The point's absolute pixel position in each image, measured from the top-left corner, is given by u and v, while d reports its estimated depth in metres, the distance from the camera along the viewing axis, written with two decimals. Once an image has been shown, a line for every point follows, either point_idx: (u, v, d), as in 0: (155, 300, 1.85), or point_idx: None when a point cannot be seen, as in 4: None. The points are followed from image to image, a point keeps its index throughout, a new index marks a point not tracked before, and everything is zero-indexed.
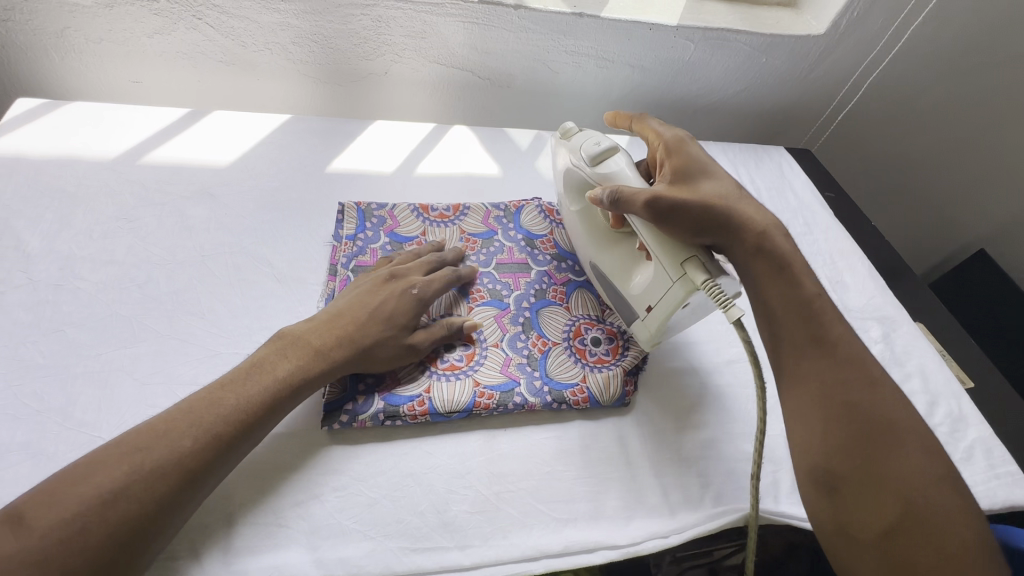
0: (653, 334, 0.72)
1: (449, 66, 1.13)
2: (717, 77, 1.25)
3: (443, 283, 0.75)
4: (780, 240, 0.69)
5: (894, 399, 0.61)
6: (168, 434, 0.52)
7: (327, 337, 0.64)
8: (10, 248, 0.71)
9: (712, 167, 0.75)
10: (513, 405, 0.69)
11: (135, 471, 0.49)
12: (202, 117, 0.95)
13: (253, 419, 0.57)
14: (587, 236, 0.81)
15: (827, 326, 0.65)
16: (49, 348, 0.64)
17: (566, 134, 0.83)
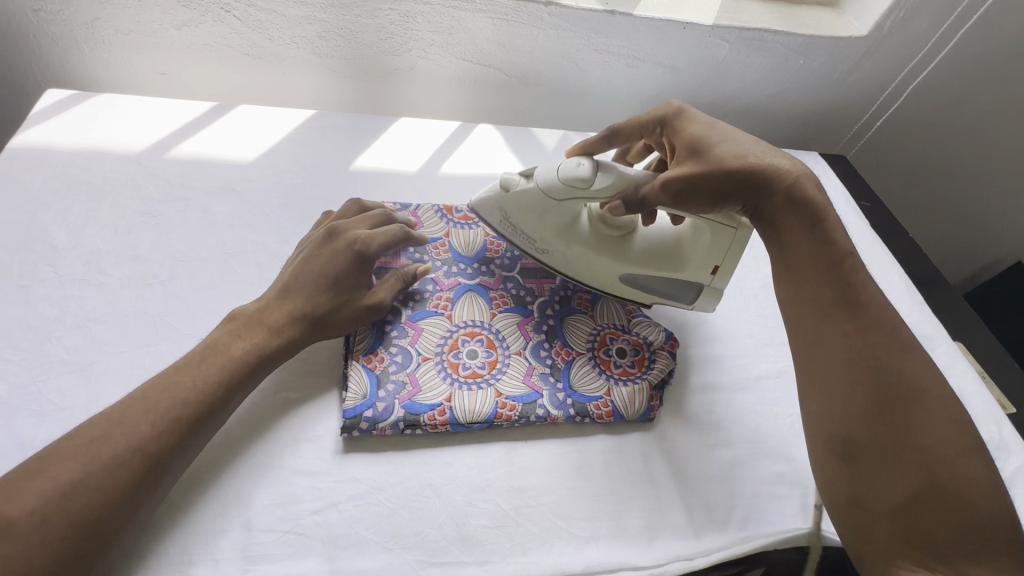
0: (719, 292, 0.79)
1: (476, 63, 1.10)
2: (750, 78, 1.21)
3: (386, 235, 0.73)
4: (811, 195, 0.65)
5: (923, 366, 0.59)
6: (124, 422, 0.54)
7: (278, 310, 0.66)
8: (36, 240, 0.71)
9: (720, 125, 0.72)
10: (536, 417, 0.68)
11: (97, 459, 0.51)
12: (227, 112, 0.94)
13: (213, 400, 0.58)
14: (597, 261, 0.77)
15: (858, 288, 0.61)
16: (72, 344, 0.64)
17: (513, 186, 0.77)
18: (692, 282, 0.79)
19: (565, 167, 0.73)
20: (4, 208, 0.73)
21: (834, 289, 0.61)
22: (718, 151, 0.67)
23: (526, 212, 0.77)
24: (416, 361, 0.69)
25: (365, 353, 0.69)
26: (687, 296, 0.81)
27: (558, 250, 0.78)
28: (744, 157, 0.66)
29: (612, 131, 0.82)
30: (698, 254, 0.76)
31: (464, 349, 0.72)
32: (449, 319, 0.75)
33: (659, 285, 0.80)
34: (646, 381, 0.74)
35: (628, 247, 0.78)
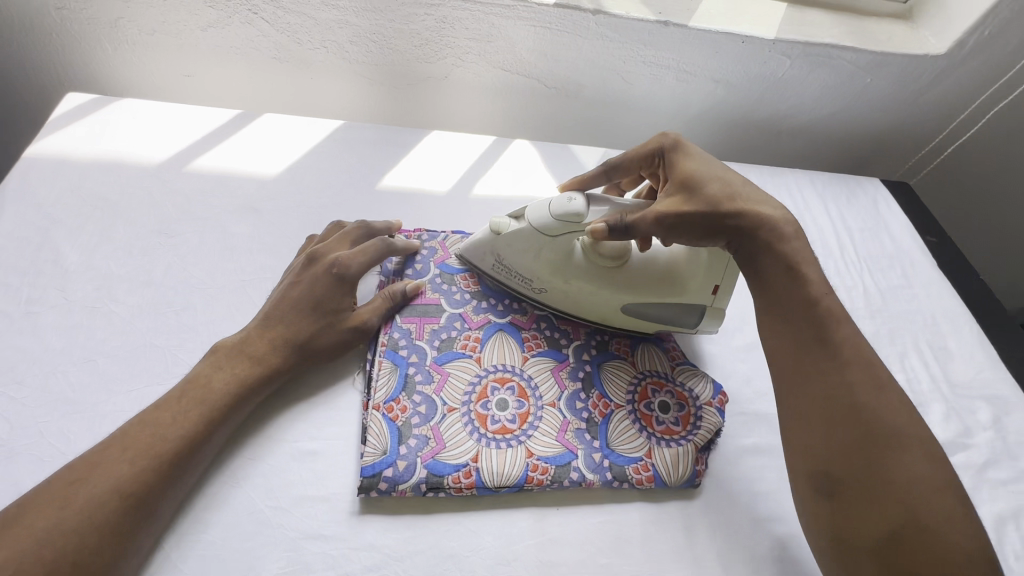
0: (720, 311, 0.75)
1: (514, 73, 1.03)
2: (810, 97, 1.11)
3: (369, 253, 0.70)
4: (790, 231, 0.64)
5: (904, 406, 0.56)
6: (104, 464, 0.50)
7: (258, 341, 0.63)
8: (47, 261, 0.67)
9: (714, 161, 0.69)
10: (569, 482, 0.62)
11: (75, 502, 0.47)
12: (251, 121, 0.89)
13: (198, 431, 0.55)
14: (598, 295, 0.72)
15: (834, 324, 0.60)
16: (78, 380, 0.60)
17: (504, 228, 0.72)
18: (694, 304, 0.74)
19: (556, 202, 0.69)
20: (17, 223, 0.70)
21: (810, 324, 0.60)
22: (709, 189, 0.65)
23: (519, 253, 0.72)
24: (441, 412, 0.63)
25: (386, 401, 0.63)
26: (689, 321, 0.76)
27: (556, 287, 0.73)
28: (733, 198, 0.64)
29: (609, 164, 0.78)
30: (697, 274, 0.73)
31: (493, 399, 0.66)
32: (478, 362, 0.68)
33: (662, 314, 0.74)
34: (691, 442, 0.67)
35: (630, 275, 0.72)
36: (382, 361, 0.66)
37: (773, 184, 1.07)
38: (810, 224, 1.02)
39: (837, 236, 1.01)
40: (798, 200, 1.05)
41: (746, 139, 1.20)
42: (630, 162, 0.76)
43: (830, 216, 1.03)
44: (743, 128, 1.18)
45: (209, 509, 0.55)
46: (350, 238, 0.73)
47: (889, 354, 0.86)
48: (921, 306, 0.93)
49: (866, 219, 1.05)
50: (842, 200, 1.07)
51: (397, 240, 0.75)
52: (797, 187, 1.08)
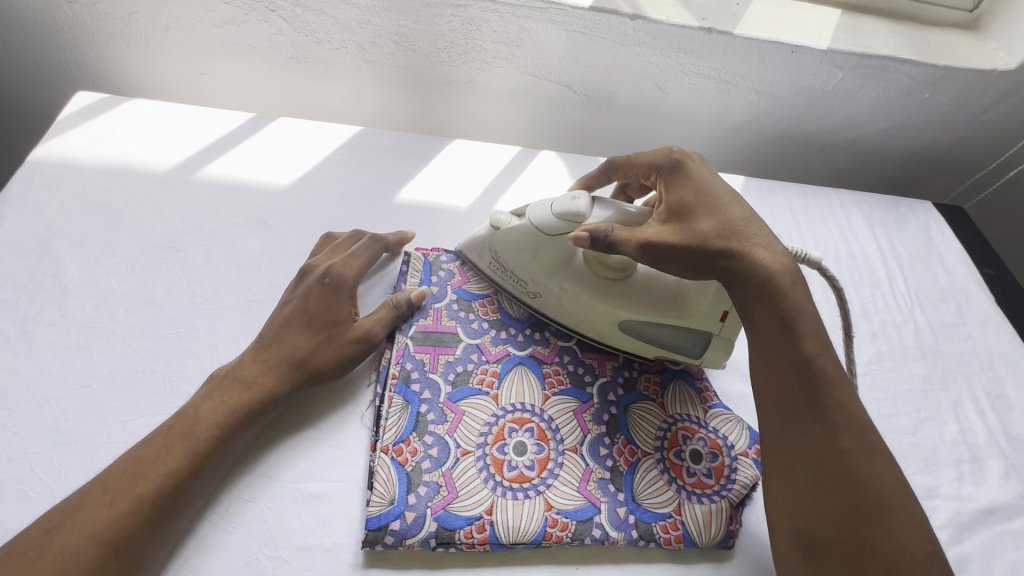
0: (729, 342, 0.67)
1: (543, 79, 0.97)
2: (860, 112, 1.03)
3: (361, 261, 0.67)
4: (788, 282, 0.58)
5: (895, 475, 0.51)
6: (87, 512, 0.46)
7: (253, 365, 0.58)
8: (47, 276, 0.64)
9: (718, 187, 0.63)
10: (591, 540, 0.57)
11: (47, 554, 0.44)
12: (265, 126, 0.85)
13: (182, 472, 0.50)
14: (594, 307, 0.66)
15: (829, 384, 0.54)
16: (72, 407, 0.56)
17: (503, 224, 0.69)
18: (699, 330, 0.66)
19: (559, 202, 0.65)
20: (19, 234, 0.67)
21: (802, 383, 0.55)
22: (701, 225, 0.60)
23: (516, 252, 0.68)
24: (454, 456, 0.58)
25: (395, 443, 0.58)
26: (693, 350, 0.68)
27: (552, 292, 0.68)
28: (726, 239, 0.59)
29: (609, 163, 0.74)
30: (703, 297, 0.65)
31: (510, 442, 0.60)
32: (495, 400, 0.63)
33: (662, 337, 0.67)
34: (725, 498, 0.61)
35: (631, 290, 0.67)
36: (393, 397, 0.61)
37: (817, 206, 1.00)
38: (856, 251, 0.94)
39: (886, 266, 0.93)
40: (844, 225, 0.98)
41: (787, 154, 1.13)
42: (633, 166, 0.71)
43: (877, 243, 0.96)
44: (785, 143, 1.10)
45: (201, 555, 0.51)
46: (344, 247, 0.69)
47: (943, 401, 0.79)
48: (977, 347, 0.86)
49: (917, 247, 0.97)
50: (890, 225, 0.99)
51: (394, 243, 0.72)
52: (842, 209, 1.00)
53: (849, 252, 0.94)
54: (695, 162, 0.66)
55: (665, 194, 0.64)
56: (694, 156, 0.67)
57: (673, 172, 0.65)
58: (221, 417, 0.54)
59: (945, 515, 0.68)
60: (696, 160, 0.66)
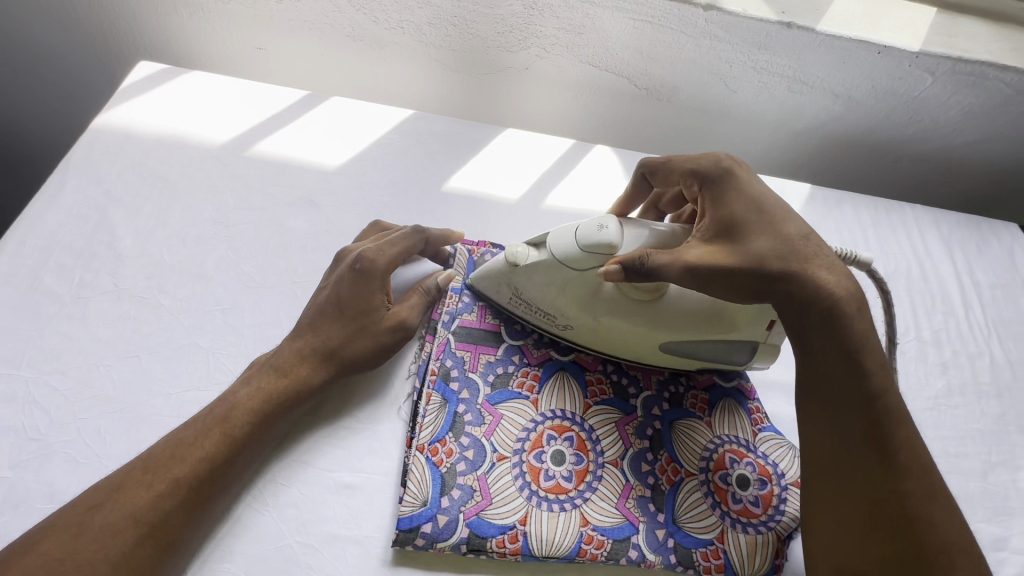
0: (775, 348, 0.64)
1: (603, 69, 0.93)
2: (946, 121, 0.95)
3: (395, 247, 0.64)
4: (851, 310, 0.53)
5: (952, 518, 0.49)
6: (127, 489, 0.47)
7: (290, 353, 0.57)
8: (102, 244, 0.65)
9: (771, 200, 0.57)
10: (626, 561, 0.54)
11: (89, 532, 0.44)
12: (318, 104, 0.84)
13: (219, 457, 0.50)
14: (632, 331, 0.61)
15: (894, 423, 0.50)
16: (119, 377, 0.57)
17: (521, 258, 0.62)
18: (746, 341, 0.63)
19: (584, 229, 0.58)
20: (78, 200, 0.68)
21: (866, 421, 0.50)
22: (757, 246, 0.54)
23: (540, 286, 0.62)
24: (489, 461, 0.56)
25: (431, 442, 0.56)
26: (737, 358, 0.65)
27: (584, 324, 0.63)
28: (787, 262, 0.53)
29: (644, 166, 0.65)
30: (748, 310, 0.61)
31: (548, 450, 0.58)
32: (535, 406, 0.61)
33: (701, 351, 0.63)
34: (772, 530, 0.57)
35: (672, 311, 0.60)
36: (431, 394, 0.59)
37: (889, 222, 0.93)
38: (929, 273, 0.87)
39: (962, 291, 0.86)
40: (918, 243, 0.91)
41: (858, 163, 1.05)
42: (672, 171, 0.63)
43: (953, 266, 0.89)
44: (856, 151, 1.03)
45: (235, 536, 0.51)
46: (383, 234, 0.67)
47: (1019, 444, 0.72)
48: None
49: (998, 273, 0.89)
50: (970, 246, 0.91)
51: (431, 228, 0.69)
52: (916, 226, 0.93)
53: (922, 273, 0.87)
54: (743, 169, 0.59)
55: (712, 208, 0.58)
56: (743, 164, 0.60)
57: (718, 184, 0.58)
58: (259, 404, 0.54)
59: (1013, 570, 0.62)
60: (742, 167, 0.60)
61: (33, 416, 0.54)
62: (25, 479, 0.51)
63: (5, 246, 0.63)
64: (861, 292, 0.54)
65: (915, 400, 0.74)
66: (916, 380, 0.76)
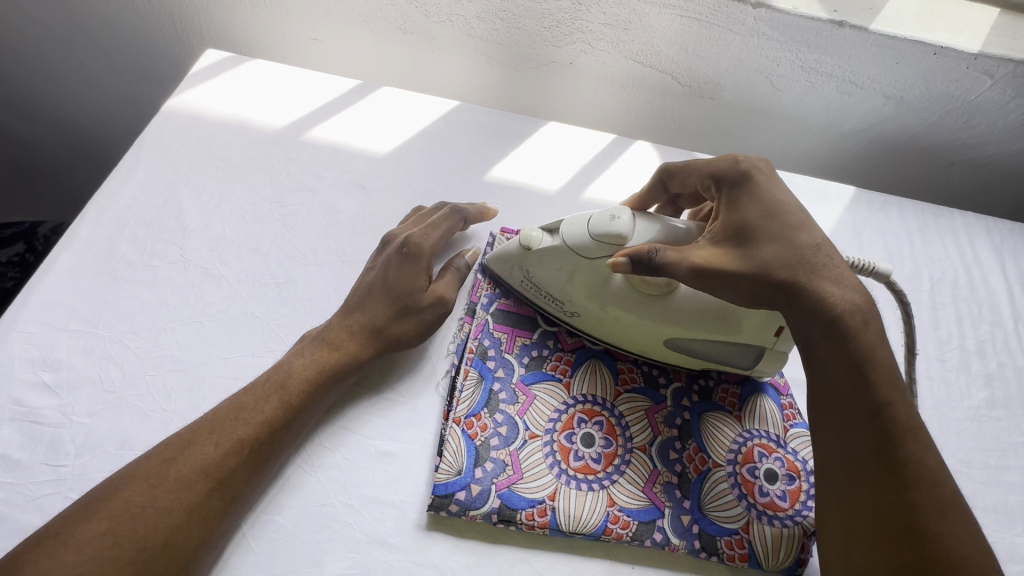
0: (782, 354, 0.63)
1: (648, 66, 0.94)
2: (1004, 125, 0.93)
3: (438, 231, 0.68)
4: (857, 323, 0.52)
5: (972, 536, 0.45)
6: (193, 446, 0.51)
7: (340, 329, 0.61)
8: (171, 218, 0.71)
9: (787, 207, 0.57)
10: (651, 543, 0.56)
11: (166, 482, 0.48)
12: (370, 93, 0.87)
13: (276, 420, 0.54)
14: (639, 326, 0.63)
15: (903, 433, 0.48)
16: (184, 339, 0.62)
17: (534, 243, 0.64)
18: (751, 346, 0.62)
19: (595, 220, 0.60)
20: (151, 177, 0.74)
21: (869, 429, 0.49)
22: (763, 250, 0.55)
23: (551, 270, 0.64)
24: (522, 438, 0.59)
25: (467, 416, 0.59)
26: (743, 361, 0.64)
27: (590, 313, 0.64)
28: (792, 270, 0.54)
29: (665, 170, 0.67)
30: (754, 318, 0.60)
31: (579, 432, 0.60)
32: (567, 389, 0.63)
33: (709, 351, 0.63)
34: (798, 525, 0.58)
35: (681, 307, 0.62)
36: (469, 371, 0.62)
37: (937, 227, 0.90)
38: (977, 282, 0.85)
39: (1012, 302, 0.83)
40: (968, 251, 0.88)
41: (906, 168, 1.02)
42: (689, 175, 0.64)
43: (1005, 277, 0.86)
44: (905, 155, 1.00)
45: (284, 492, 0.55)
46: (425, 218, 0.71)
47: None
48: None
49: None
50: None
51: (470, 207, 0.73)
52: (967, 233, 0.90)
53: (969, 282, 0.85)
54: (762, 173, 0.59)
55: (726, 212, 0.59)
56: (768, 167, 0.60)
57: (735, 187, 0.59)
58: (311, 373, 0.57)
59: None
60: (763, 171, 0.59)
61: (109, 370, 0.59)
62: (101, 426, 0.56)
63: (86, 216, 0.69)
64: (874, 305, 0.53)
65: (955, 409, 0.73)
66: (956, 389, 0.74)
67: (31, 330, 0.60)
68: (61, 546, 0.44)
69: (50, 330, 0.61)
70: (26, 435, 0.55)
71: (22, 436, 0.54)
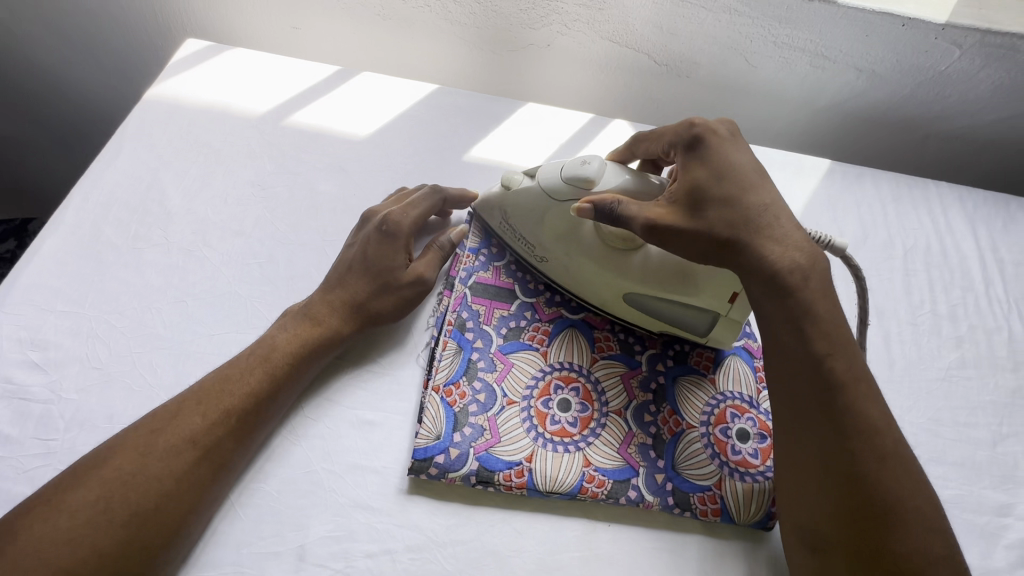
0: (737, 324, 0.64)
1: (624, 46, 0.95)
2: (975, 96, 0.94)
3: (419, 209, 0.69)
4: (796, 280, 0.54)
5: (909, 474, 0.49)
6: (179, 416, 0.52)
7: (322, 304, 0.62)
8: (154, 202, 0.72)
9: (738, 168, 0.58)
10: (626, 500, 0.58)
11: (154, 451, 0.50)
12: (349, 79, 0.89)
13: (260, 392, 0.56)
14: (601, 277, 0.65)
15: (842, 384, 0.51)
16: (170, 318, 0.63)
17: (515, 184, 0.68)
18: (707, 309, 0.64)
19: (568, 166, 0.64)
20: (133, 163, 0.75)
21: (810, 384, 0.52)
22: (709, 208, 0.57)
23: (526, 215, 0.68)
24: (500, 404, 0.60)
25: (445, 383, 0.61)
26: (699, 326, 0.66)
27: (559, 259, 0.67)
28: (736, 228, 0.56)
29: (636, 135, 0.69)
30: (712, 279, 0.61)
31: (555, 397, 0.62)
32: (544, 357, 0.65)
33: (665, 312, 0.65)
34: (768, 480, 0.59)
35: (641, 263, 0.64)
36: (447, 341, 0.64)
37: (911, 197, 0.92)
38: (949, 249, 0.86)
39: (983, 267, 0.85)
40: (940, 220, 0.90)
41: (882, 140, 1.04)
42: (649, 145, 0.67)
43: (975, 243, 0.87)
44: (879, 128, 1.02)
45: (269, 460, 0.57)
46: (406, 196, 0.73)
47: None
48: None
49: None
50: (995, 225, 0.90)
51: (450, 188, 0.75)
52: (939, 203, 0.92)
53: (941, 249, 0.86)
54: (716, 136, 0.60)
55: (678, 175, 0.60)
56: (739, 134, 0.63)
57: (691, 148, 0.61)
58: (294, 346, 0.59)
59: (1016, 535, 0.63)
60: (719, 134, 0.61)
61: (96, 348, 0.61)
62: (89, 402, 0.57)
63: (70, 202, 0.70)
64: (818, 261, 0.56)
65: (926, 370, 0.75)
66: (927, 351, 0.76)
67: (20, 312, 0.62)
68: (53, 513, 0.46)
69: (38, 312, 0.62)
70: (17, 411, 0.56)
71: (13, 412, 0.56)
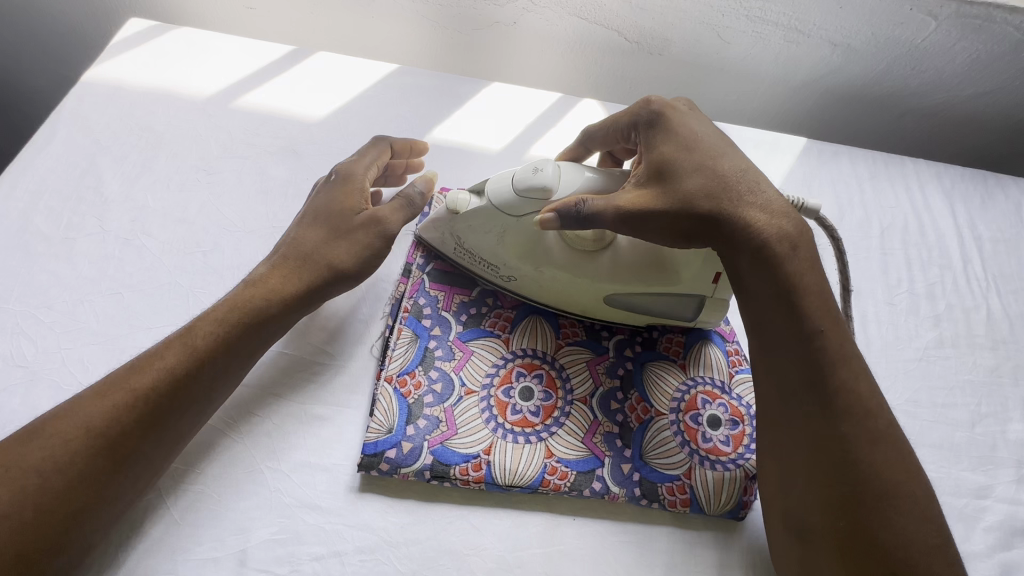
0: (723, 303, 0.62)
1: (592, 22, 0.91)
2: (953, 70, 0.91)
3: (373, 156, 0.65)
4: (783, 250, 0.52)
5: (901, 458, 0.47)
6: (85, 404, 0.46)
7: (270, 263, 0.58)
8: (89, 189, 0.68)
9: (706, 139, 0.56)
10: (590, 492, 0.55)
11: (39, 437, 0.45)
12: (304, 59, 0.84)
13: (179, 370, 0.49)
14: (574, 285, 0.61)
15: (835, 363, 0.49)
16: (102, 311, 0.59)
17: (461, 206, 0.61)
18: (692, 295, 0.61)
19: (520, 176, 0.58)
20: (67, 148, 0.70)
21: (801, 364, 0.49)
22: (684, 183, 0.53)
23: (480, 236, 0.61)
24: (457, 394, 0.57)
25: (399, 374, 0.57)
26: (684, 313, 0.63)
27: (526, 275, 0.62)
28: (716, 200, 0.53)
29: (586, 133, 0.66)
30: (692, 263, 0.59)
31: (517, 386, 0.59)
32: (505, 344, 0.61)
33: (646, 305, 0.62)
34: (740, 468, 0.57)
35: (614, 261, 0.61)
36: (403, 329, 0.60)
37: (888, 174, 0.90)
38: (927, 227, 0.84)
39: (961, 245, 0.83)
40: (918, 198, 0.88)
41: (860, 117, 1.01)
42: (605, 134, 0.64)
43: (953, 220, 0.85)
44: (856, 105, 0.99)
45: (208, 460, 0.53)
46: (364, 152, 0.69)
47: (1009, 397, 0.70)
48: None
49: (1004, 228, 0.86)
50: (973, 201, 0.88)
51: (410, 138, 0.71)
52: (916, 180, 0.89)
53: (919, 228, 0.84)
54: (676, 110, 0.58)
55: (645, 152, 0.57)
56: (692, 105, 0.60)
57: (651, 125, 0.58)
58: (224, 313, 0.53)
59: (995, 518, 0.61)
60: (677, 108, 0.58)
61: (20, 344, 0.56)
62: (11, 402, 0.53)
63: None
64: (805, 230, 0.53)
65: (903, 351, 0.72)
66: (905, 331, 0.74)
67: None
68: None
69: None
70: None
71: None
